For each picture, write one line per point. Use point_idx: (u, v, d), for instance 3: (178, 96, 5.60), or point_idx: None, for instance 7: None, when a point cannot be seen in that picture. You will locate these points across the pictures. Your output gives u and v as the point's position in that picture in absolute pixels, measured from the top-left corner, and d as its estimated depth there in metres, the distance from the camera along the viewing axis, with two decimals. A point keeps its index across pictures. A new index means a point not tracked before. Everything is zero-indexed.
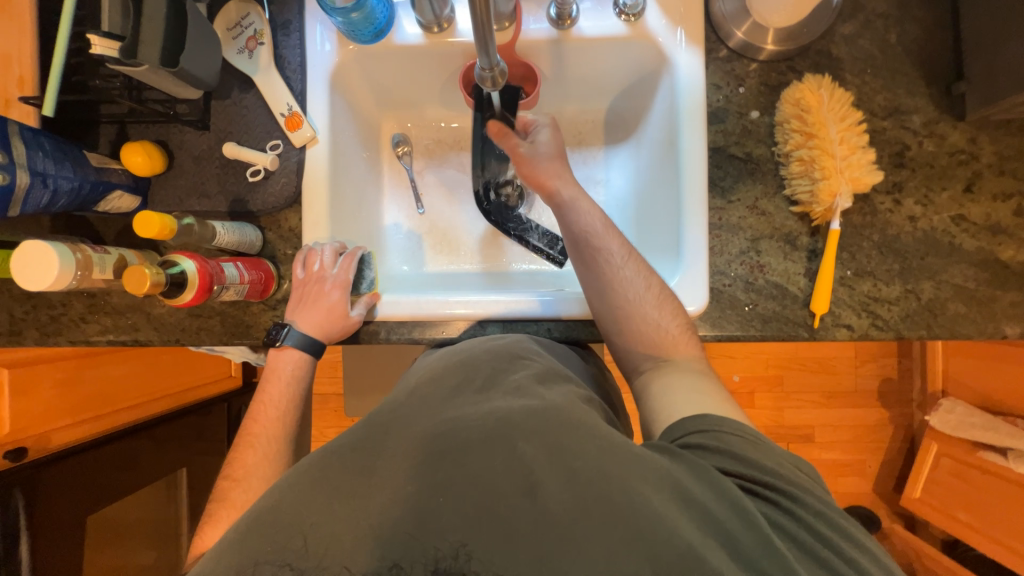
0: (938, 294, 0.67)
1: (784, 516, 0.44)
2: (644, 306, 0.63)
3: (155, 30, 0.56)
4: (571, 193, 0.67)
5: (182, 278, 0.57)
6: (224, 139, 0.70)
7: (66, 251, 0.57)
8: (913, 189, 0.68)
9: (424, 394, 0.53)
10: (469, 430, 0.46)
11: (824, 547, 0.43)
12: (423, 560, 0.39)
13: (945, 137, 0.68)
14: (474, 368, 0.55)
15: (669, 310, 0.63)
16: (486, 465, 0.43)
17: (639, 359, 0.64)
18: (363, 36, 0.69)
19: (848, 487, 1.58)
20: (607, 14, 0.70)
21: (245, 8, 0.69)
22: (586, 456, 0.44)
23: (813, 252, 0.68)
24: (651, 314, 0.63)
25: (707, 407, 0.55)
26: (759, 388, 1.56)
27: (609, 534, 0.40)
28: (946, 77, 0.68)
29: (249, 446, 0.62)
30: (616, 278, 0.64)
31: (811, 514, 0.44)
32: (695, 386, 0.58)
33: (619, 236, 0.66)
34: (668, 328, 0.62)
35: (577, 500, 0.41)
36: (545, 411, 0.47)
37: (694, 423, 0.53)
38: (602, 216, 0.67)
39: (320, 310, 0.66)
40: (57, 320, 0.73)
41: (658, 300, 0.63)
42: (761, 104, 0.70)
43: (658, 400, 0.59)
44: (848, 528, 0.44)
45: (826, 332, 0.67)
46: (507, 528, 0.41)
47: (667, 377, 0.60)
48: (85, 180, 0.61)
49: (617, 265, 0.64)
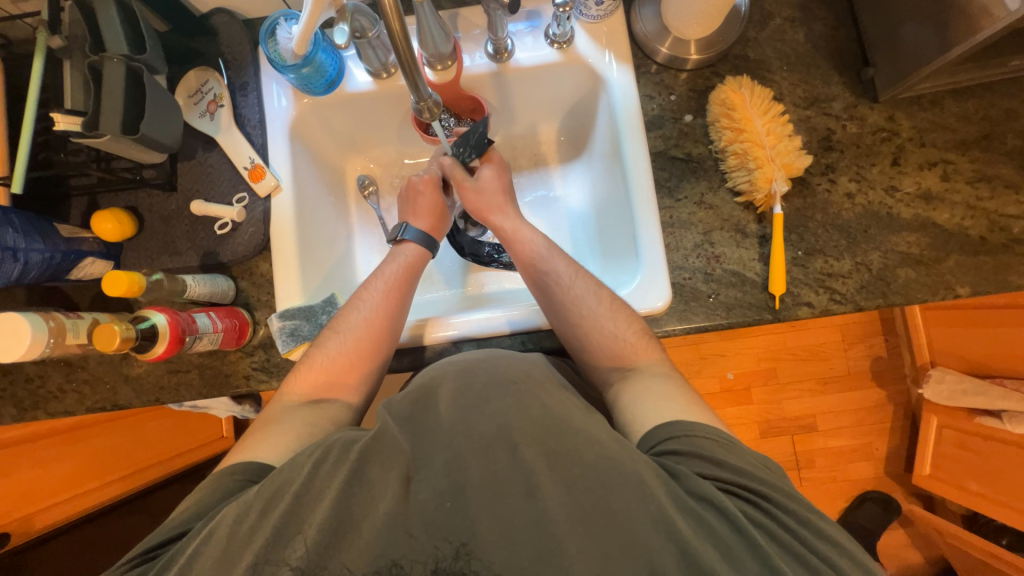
0: (886, 263, 0.70)
1: (764, 515, 0.46)
2: (599, 319, 0.64)
3: (115, 102, 0.60)
4: (512, 223, 0.72)
5: (152, 331, 0.59)
6: (192, 198, 0.73)
7: (38, 320, 0.59)
8: (845, 168, 0.72)
9: (421, 398, 0.52)
10: (473, 436, 0.47)
11: (802, 546, 0.44)
12: (423, 560, 0.42)
13: (865, 119, 0.73)
14: (473, 377, 0.53)
15: (626, 319, 0.64)
16: (492, 472, 0.45)
17: (606, 372, 0.63)
18: (316, 88, 0.73)
19: (859, 473, 1.56)
20: (540, 44, 0.75)
21: (204, 75, 0.74)
22: (585, 463, 0.46)
23: (763, 238, 0.71)
24: (606, 326, 0.64)
25: (680, 415, 0.54)
26: (755, 383, 1.56)
27: (605, 538, 0.43)
28: (856, 65, 0.74)
29: (268, 429, 0.57)
30: (568, 297, 0.66)
31: (788, 515, 0.46)
32: (662, 394, 0.57)
33: (565, 257, 0.70)
34: (625, 336, 0.62)
35: (575, 508, 0.44)
36: (547, 420, 0.49)
37: (667, 430, 0.53)
38: (545, 240, 0.71)
39: (383, 291, 0.67)
40: (34, 395, 0.72)
41: (612, 310, 0.64)
42: (692, 107, 0.75)
43: (630, 409, 0.58)
44: (824, 528, 0.46)
45: (788, 312, 0.70)
46: (511, 526, 0.43)
47: (635, 384, 0.59)
48: (56, 251, 0.63)
49: (566, 284, 0.67)
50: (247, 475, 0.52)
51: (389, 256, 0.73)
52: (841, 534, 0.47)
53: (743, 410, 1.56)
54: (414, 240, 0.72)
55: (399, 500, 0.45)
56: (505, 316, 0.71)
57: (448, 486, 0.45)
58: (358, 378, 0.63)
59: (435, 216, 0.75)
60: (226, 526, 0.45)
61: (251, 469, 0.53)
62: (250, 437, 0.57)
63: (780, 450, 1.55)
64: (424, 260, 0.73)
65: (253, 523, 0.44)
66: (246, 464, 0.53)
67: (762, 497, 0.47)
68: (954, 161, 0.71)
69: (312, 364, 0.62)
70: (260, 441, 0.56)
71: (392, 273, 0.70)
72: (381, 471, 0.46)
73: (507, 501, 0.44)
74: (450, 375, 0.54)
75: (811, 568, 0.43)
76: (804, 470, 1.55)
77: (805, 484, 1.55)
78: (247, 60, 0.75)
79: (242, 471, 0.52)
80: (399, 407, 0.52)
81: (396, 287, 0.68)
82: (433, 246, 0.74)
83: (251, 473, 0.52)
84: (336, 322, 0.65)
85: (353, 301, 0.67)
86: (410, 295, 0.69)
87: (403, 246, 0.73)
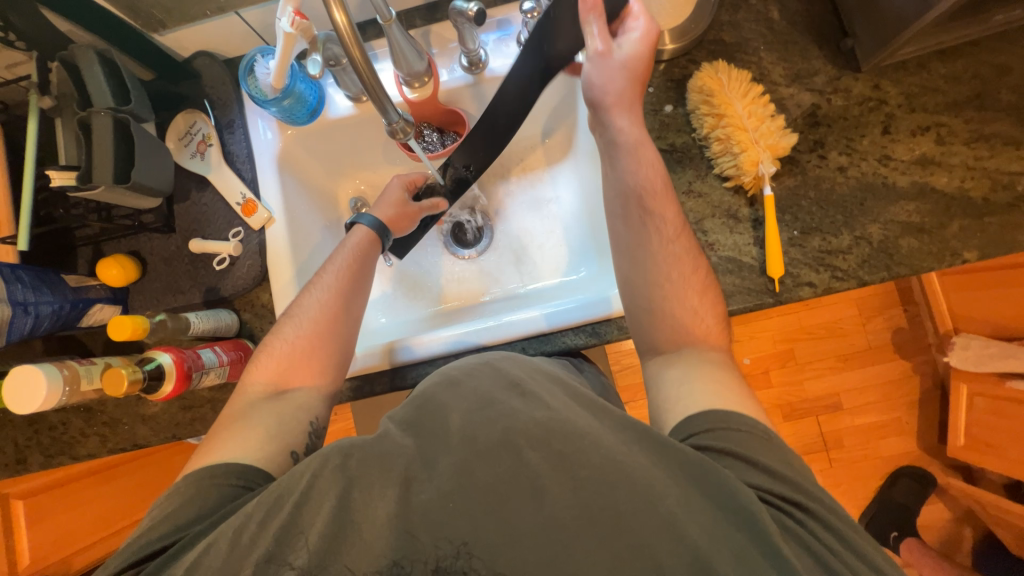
0: (887, 234, 0.68)
1: (790, 518, 0.44)
2: (684, 295, 0.60)
3: (105, 154, 0.62)
4: (636, 136, 0.64)
5: (159, 371, 0.61)
6: (190, 238, 0.74)
7: (52, 369, 0.61)
8: (834, 142, 0.71)
9: (432, 410, 0.51)
10: (478, 444, 0.46)
11: (821, 544, 0.43)
12: (423, 559, 0.42)
13: (850, 90, 0.71)
14: (479, 381, 0.52)
15: (705, 295, 0.61)
16: (495, 476, 0.44)
17: (663, 343, 0.60)
18: (299, 118, 0.75)
19: (891, 449, 1.51)
20: (513, 51, 0.75)
21: (191, 118, 0.75)
22: (593, 465, 0.45)
23: (756, 221, 0.70)
24: (690, 301, 0.60)
25: (730, 405, 0.52)
26: (773, 366, 1.53)
27: (613, 539, 0.42)
28: (835, 37, 0.73)
29: (236, 426, 0.57)
30: (662, 254, 0.61)
31: (806, 512, 0.45)
32: (718, 379, 0.55)
33: (676, 206, 0.64)
34: (704, 317, 0.60)
35: (581, 509, 0.43)
36: (553, 424, 0.47)
37: (703, 423, 0.51)
38: (664, 178, 0.64)
39: (335, 279, 0.66)
40: (58, 440, 0.75)
41: (700, 291, 0.61)
42: (672, 97, 0.74)
43: (676, 391, 0.56)
44: (840, 526, 0.45)
45: (790, 294, 0.68)
46: (513, 532, 0.42)
47: (689, 363, 0.57)
48: (64, 301, 0.66)
49: (667, 239, 0.62)
50: (238, 479, 0.52)
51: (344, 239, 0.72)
52: (850, 524, 0.46)
53: (763, 395, 1.53)
54: (367, 225, 0.71)
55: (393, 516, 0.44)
56: (511, 322, 0.72)
57: (451, 489, 0.44)
58: (321, 364, 0.63)
59: (398, 213, 0.74)
60: (235, 525, 0.46)
61: (246, 474, 0.53)
62: (219, 431, 0.58)
63: (806, 432, 1.51)
64: (376, 249, 0.71)
65: (250, 544, 0.44)
66: (226, 465, 0.53)
67: (785, 501, 0.45)
68: (947, 124, 0.69)
69: (270, 352, 0.62)
70: (232, 435, 0.56)
71: (348, 256, 0.68)
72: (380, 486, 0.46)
73: (511, 499, 0.44)
74: (456, 382, 0.53)
75: (824, 565, 0.42)
76: (833, 451, 1.51)
77: (836, 465, 1.51)
78: (231, 99, 0.76)
79: (224, 475, 0.52)
80: (409, 418, 0.51)
81: (349, 269, 0.67)
82: (386, 236, 0.72)
83: (242, 478, 0.52)
84: (293, 309, 0.66)
85: (308, 287, 0.67)
86: (368, 278, 0.69)
87: (357, 229, 0.72)
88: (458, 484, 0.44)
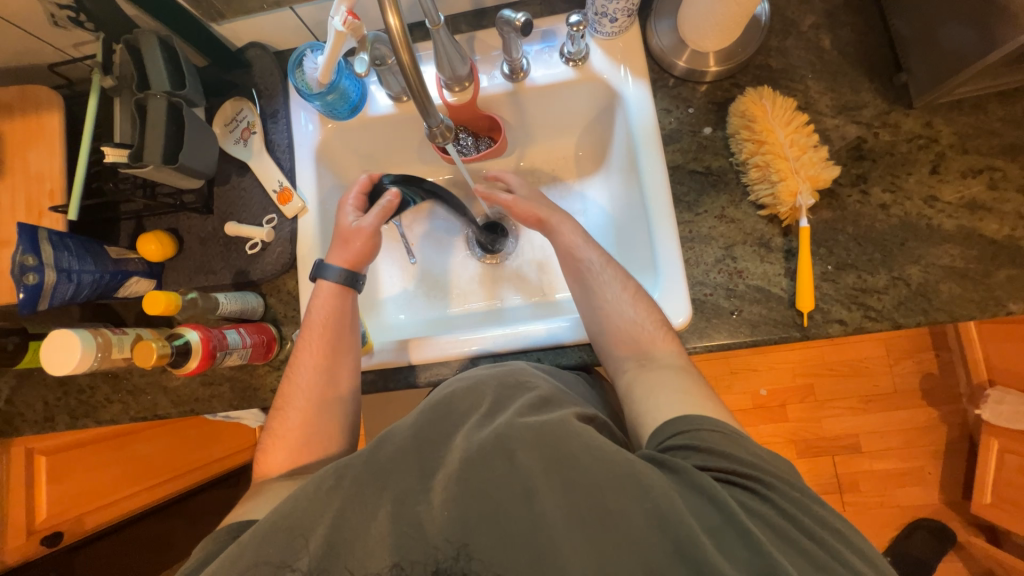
0: (927, 277, 0.66)
1: (770, 509, 0.44)
2: (622, 308, 0.64)
3: (157, 134, 0.65)
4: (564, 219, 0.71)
5: (186, 347, 0.63)
6: (226, 220, 0.77)
7: (88, 335, 0.64)
8: (878, 178, 0.68)
9: (432, 417, 0.51)
10: (474, 448, 0.46)
11: (794, 528, 0.42)
12: (423, 561, 0.42)
13: (899, 126, 0.69)
14: (478, 394, 0.53)
15: (647, 307, 0.64)
16: (489, 480, 0.44)
17: (622, 360, 0.62)
18: (341, 113, 0.76)
19: (909, 499, 1.45)
20: (555, 62, 0.76)
21: (239, 105, 0.78)
22: (584, 467, 0.44)
23: (789, 252, 0.68)
24: (628, 313, 0.63)
25: (695, 410, 0.53)
26: (790, 400, 1.48)
27: (602, 539, 0.41)
28: (888, 71, 0.71)
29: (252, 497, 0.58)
30: (596, 285, 0.66)
31: (814, 523, 0.43)
32: (677, 387, 0.56)
33: (598, 247, 0.69)
34: (645, 324, 0.62)
35: (571, 511, 0.42)
36: (544, 428, 0.46)
37: (675, 425, 0.51)
38: (581, 232, 0.70)
39: (315, 353, 0.66)
40: (84, 403, 0.78)
41: (634, 302, 0.64)
42: (712, 120, 0.73)
43: (644, 402, 0.57)
44: (842, 529, 0.43)
45: (818, 329, 0.66)
46: (506, 530, 0.42)
47: (649, 375, 0.59)
48: (104, 272, 0.69)
49: (597, 273, 0.66)
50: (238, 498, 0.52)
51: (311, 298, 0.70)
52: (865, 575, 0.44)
53: (778, 428, 1.48)
54: (331, 279, 0.69)
55: (396, 517, 0.44)
56: (529, 333, 0.72)
57: (453, 493, 0.44)
58: (326, 443, 0.64)
59: (355, 244, 0.70)
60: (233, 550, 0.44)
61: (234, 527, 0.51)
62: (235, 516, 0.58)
63: (821, 472, 1.46)
64: (349, 302, 0.69)
65: (261, 528, 0.44)
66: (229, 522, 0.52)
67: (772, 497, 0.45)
68: (1002, 168, 0.66)
69: (276, 442, 0.64)
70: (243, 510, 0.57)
71: (317, 324, 0.67)
72: (386, 483, 0.46)
73: (516, 508, 0.43)
74: (457, 393, 0.53)
75: (806, 556, 0.41)
76: (848, 494, 1.45)
77: (849, 509, 1.45)
78: (277, 90, 0.79)
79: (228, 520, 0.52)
80: (410, 420, 0.51)
81: (325, 335, 0.66)
82: (357, 281, 0.70)
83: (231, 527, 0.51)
84: (285, 397, 0.66)
85: (294, 366, 0.67)
86: (349, 341, 0.68)
87: (319, 284, 0.69)
88: (454, 490, 0.44)
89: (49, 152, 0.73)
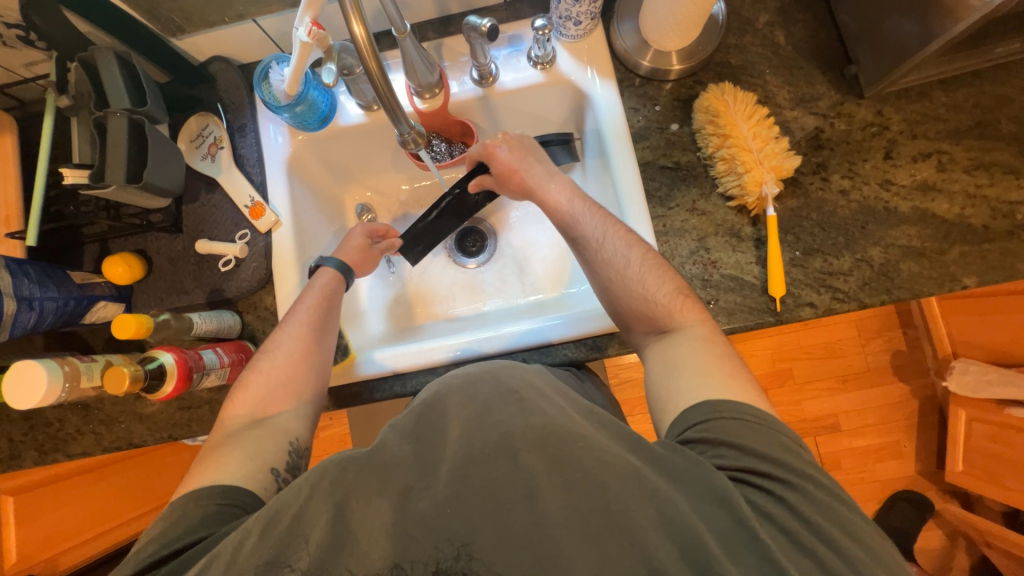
0: (888, 258, 0.69)
1: (774, 502, 0.45)
2: (630, 280, 0.63)
3: (119, 153, 0.63)
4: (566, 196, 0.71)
5: (160, 371, 0.61)
6: (197, 238, 0.75)
7: (54, 365, 0.61)
8: (837, 165, 0.72)
9: (425, 420, 0.50)
10: (473, 447, 0.46)
11: (793, 518, 0.44)
12: (423, 560, 0.41)
13: (853, 115, 0.73)
14: (476, 389, 0.51)
15: (660, 277, 0.63)
16: (490, 479, 0.44)
17: (645, 334, 0.63)
18: (310, 125, 0.76)
19: (888, 472, 1.50)
20: (524, 66, 0.77)
21: (204, 120, 0.76)
22: (586, 469, 0.44)
23: (759, 240, 0.71)
24: (641, 287, 0.63)
25: (713, 392, 0.53)
26: (771, 385, 1.53)
27: (604, 540, 0.42)
28: (839, 64, 0.74)
29: (214, 456, 0.56)
30: (601, 259, 0.66)
31: (815, 510, 0.44)
32: (699, 363, 0.56)
33: (601, 217, 0.68)
34: (657, 298, 0.62)
35: (574, 510, 0.43)
36: (549, 429, 0.46)
37: (697, 414, 0.51)
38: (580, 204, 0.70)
39: (308, 312, 0.66)
40: (53, 437, 0.75)
41: (642, 269, 0.63)
42: (678, 116, 0.76)
43: (668, 375, 0.57)
44: (842, 515, 0.45)
45: (791, 313, 0.69)
46: (506, 530, 0.42)
47: (672, 345, 0.59)
48: (69, 297, 0.66)
49: (601, 246, 0.66)
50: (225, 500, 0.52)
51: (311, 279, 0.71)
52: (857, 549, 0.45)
53: None
54: (332, 267, 0.71)
55: (389, 523, 0.43)
56: (512, 333, 0.72)
57: (446, 495, 0.44)
58: (294, 397, 0.62)
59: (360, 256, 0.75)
60: (230, 548, 0.44)
61: (228, 492, 0.52)
62: (199, 464, 0.56)
63: None
64: (341, 286, 0.71)
65: (250, 551, 0.43)
66: (211, 486, 0.52)
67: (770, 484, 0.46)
68: (949, 151, 0.70)
69: (246, 387, 0.62)
70: (208, 467, 0.55)
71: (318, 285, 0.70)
72: (376, 494, 0.45)
73: (512, 508, 0.43)
74: (454, 389, 0.52)
75: (806, 551, 0.43)
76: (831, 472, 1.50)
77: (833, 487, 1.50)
78: (244, 104, 0.78)
79: (209, 495, 0.52)
80: (406, 423, 0.51)
81: (320, 306, 0.67)
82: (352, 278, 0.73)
83: (223, 495, 0.52)
84: (266, 346, 0.65)
85: (281, 323, 0.67)
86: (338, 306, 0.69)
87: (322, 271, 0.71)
88: (455, 488, 0.44)
89: (4, 177, 0.70)
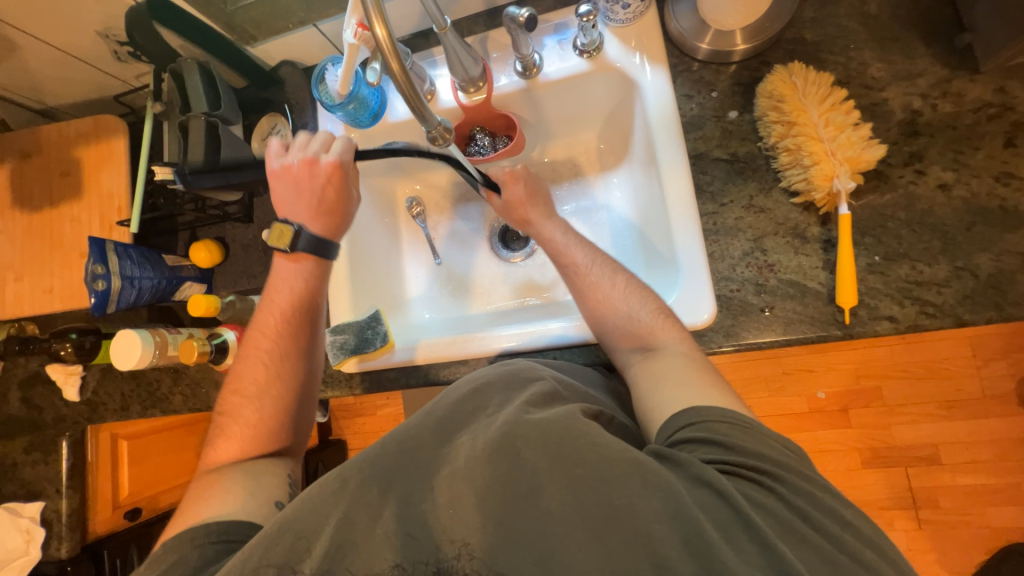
0: (1000, 267, 0.57)
1: (789, 508, 0.41)
2: (614, 301, 0.62)
3: (198, 151, 0.71)
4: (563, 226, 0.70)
5: (224, 345, 0.73)
6: (264, 228, 0.83)
7: (147, 335, 0.71)
8: (937, 155, 0.60)
9: (440, 421, 0.51)
10: (479, 445, 0.46)
11: (808, 524, 0.40)
12: (424, 560, 0.42)
13: (963, 94, 0.60)
14: (485, 395, 0.53)
15: (642, 298, 0.61)
16: (496, 479, 0.44)
17: (627, 355, 0.60)
18: (362, 121, 0.79)
19: (1003, 520, 1.26)
20: (569, 54, 0.74)
21: (274, 120, 0.83)
22: (588, 463, 0.43)
23: (828, 242, 0.62)
24: (624, 307, 0.61)
25: (696, 399, 0.50)
26: (853, 404, 1.35)
27: (604, 533, 0.40)
28: (950, 33, 0.62)
29: (206, 496, 0.58)
30: (589, 284, 0.64)
31: (836, 522, 0.41)
32: (682, 376, 0.53)
33: (586, 246, 0.67)
34: (641, 316, 0.60)
35: (575, 505, 0.42)
36: (547, 423, 0.46)
37: (678, 420, 0.49)
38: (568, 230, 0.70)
39: (269, 339, 0.68)
40: (152, 395, 0.88)
41: (626, 291, 0.62)
42: (738, 103, 0.68)
43: (650, 396, 0.54)
44: (870, 534, 0.41)
45: (863, 327, 0.60)
46: (507, 526, 0.42)
47: (654, 365, 0.56)
48: (162, 277, 0.77)
49: (588, 272, 0.65)
50: (221, 536, 0.53)
51: (275, 275, 0.71)
52: None
53: (839, 434, 1.35)
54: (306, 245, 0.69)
55: (399, 519, 0.44)
56: (543, 331, 0.71)
57: (447, 493, 0.44)
58: (280, 421, 0.66)
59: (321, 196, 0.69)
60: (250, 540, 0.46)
61: (226, 529, 0.53)
62: (187, 509, 0.57)
63: (891, 484, 1.31)
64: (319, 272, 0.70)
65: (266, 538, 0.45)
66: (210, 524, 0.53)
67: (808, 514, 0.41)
68: None
69: (235, 422, 0.65)
70: (203, 504, 0.57)
71: (277, 307, 0.70)
72: (384, 489, 0.45)
73: (515, 512, 0.42)
74: (457, 393, 0.54)
75: (813, 548, 0.39)
76: (924, 510, 1.29)
77: (926, 527, 1.29)
78: (306, 104, 0.84)
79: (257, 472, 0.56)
80: (410, 422, 0.51)
81: (285, 325, 0.69)
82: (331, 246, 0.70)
83: (223, 533, 0.53)
84: (236, 381, 0.67)
85: (250, 350, 0.69)
86: (305, 323, 0.70)
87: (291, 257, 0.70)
88: (455, 489, 0.44)
89: (118, 172, 0.83)
